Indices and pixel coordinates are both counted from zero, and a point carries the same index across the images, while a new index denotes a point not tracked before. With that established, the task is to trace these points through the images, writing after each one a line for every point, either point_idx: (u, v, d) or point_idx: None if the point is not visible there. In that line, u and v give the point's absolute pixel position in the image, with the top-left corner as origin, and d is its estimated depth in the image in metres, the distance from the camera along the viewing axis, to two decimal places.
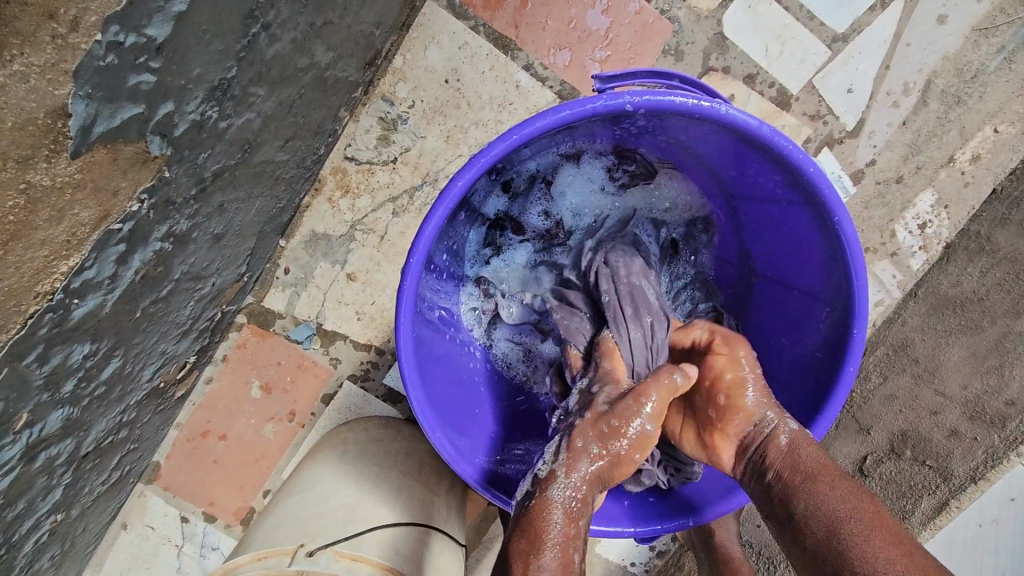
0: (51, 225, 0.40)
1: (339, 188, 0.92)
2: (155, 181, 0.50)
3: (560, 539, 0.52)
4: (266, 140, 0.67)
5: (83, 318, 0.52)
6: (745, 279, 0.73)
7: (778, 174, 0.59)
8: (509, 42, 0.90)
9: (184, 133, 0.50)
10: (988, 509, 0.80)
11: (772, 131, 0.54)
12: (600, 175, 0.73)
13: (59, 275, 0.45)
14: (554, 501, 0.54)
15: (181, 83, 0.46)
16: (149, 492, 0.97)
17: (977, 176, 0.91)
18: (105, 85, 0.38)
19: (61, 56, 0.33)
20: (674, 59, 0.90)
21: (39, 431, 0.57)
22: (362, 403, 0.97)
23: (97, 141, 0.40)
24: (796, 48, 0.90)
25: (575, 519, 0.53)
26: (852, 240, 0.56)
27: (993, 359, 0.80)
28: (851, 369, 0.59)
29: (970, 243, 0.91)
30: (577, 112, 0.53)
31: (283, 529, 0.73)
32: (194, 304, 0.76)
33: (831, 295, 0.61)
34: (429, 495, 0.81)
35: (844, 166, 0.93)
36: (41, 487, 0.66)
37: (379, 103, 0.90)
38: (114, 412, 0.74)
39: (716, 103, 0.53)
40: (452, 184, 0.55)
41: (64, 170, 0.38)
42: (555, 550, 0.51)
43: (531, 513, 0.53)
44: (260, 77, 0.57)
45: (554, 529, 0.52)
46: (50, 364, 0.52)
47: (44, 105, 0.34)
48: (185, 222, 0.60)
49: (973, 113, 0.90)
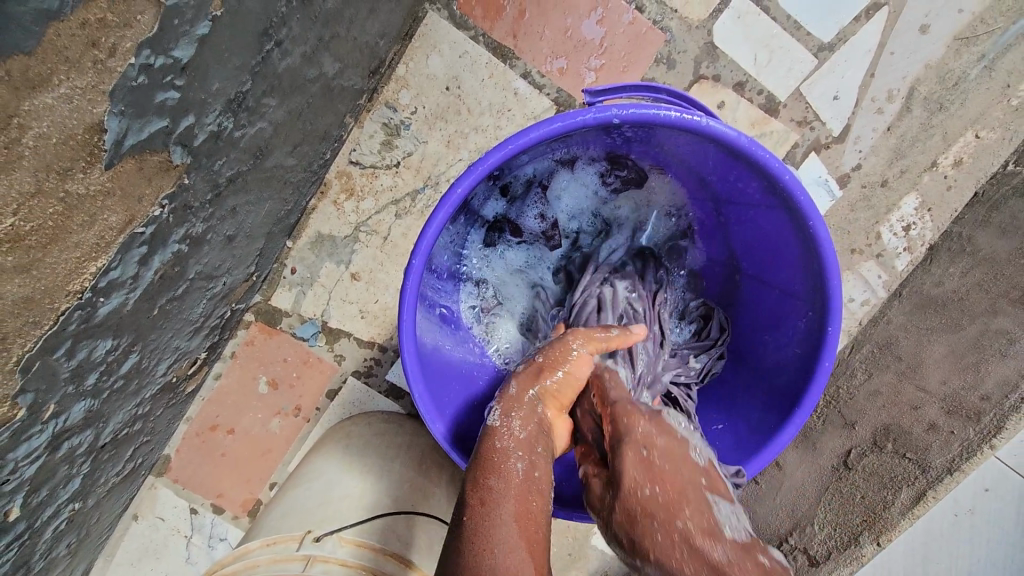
0: (84, 229, 0.44)
1: (344, 191, 0.95)
2: (175, 188, 0.53)
3: (510, 458, 0.59)
4: (276, 146, 0.70)
5: (106, 315, 0.56)
6: (731, 279, 0.76)
7: (757, 181, 0.62)
8: (507, 51, 0.93)
9: (203, 143, 0.54)
10: (963, 499, 0.84)
11: (750, 141, 0.57)
12: (593, 179, 0.76)
13: (88, 275, 0.48)
14: (497, 427, 0.62)
15: (202, 97, 0.49)
16: (160, 484, 1.01)
17: (959, 180, 0.95)
18: (137, 103, 0.42)
19: (100, 78, 0.37)
20: (667, 67, 0.93)
21: (63, 421, 0.61)
22: (366, 398, 1.00)
23: (127, 153, 0.44)
24: (785, 57, 0.93)
25: (522, 439, 0.61)
26: (827, 243, 0.60)
27: (971, 356, 0.83)
28: (827, 363, 0.63)
29: (952, 244, 0.95)
30: (567, 124, 0.56)
31: (291, 517, 0.77)
32: (206, 302, 0.80)
33: (808, 295, 0.64)
34: (430, 485, 0.85)
35: (831, 171, 0.96)
36: (62, 475, 0.70)
37: (383, 110, 0.93)
38: (131, 405, 0.77)
39: (697, 116, 0.56)
40: (451, 191, 0.59)
41: (97, 180, 0.42)
42: (511, 470, 0.59)
43: (485, 445, 0.61)
44: (272, 89, 0.61)
45: (501, 452, 0.60)
46: (76, 358, 0.56)
47: (83, 121, 0.38)
48: (201, 225, 0.63)
49: (955, 119, 0.94)
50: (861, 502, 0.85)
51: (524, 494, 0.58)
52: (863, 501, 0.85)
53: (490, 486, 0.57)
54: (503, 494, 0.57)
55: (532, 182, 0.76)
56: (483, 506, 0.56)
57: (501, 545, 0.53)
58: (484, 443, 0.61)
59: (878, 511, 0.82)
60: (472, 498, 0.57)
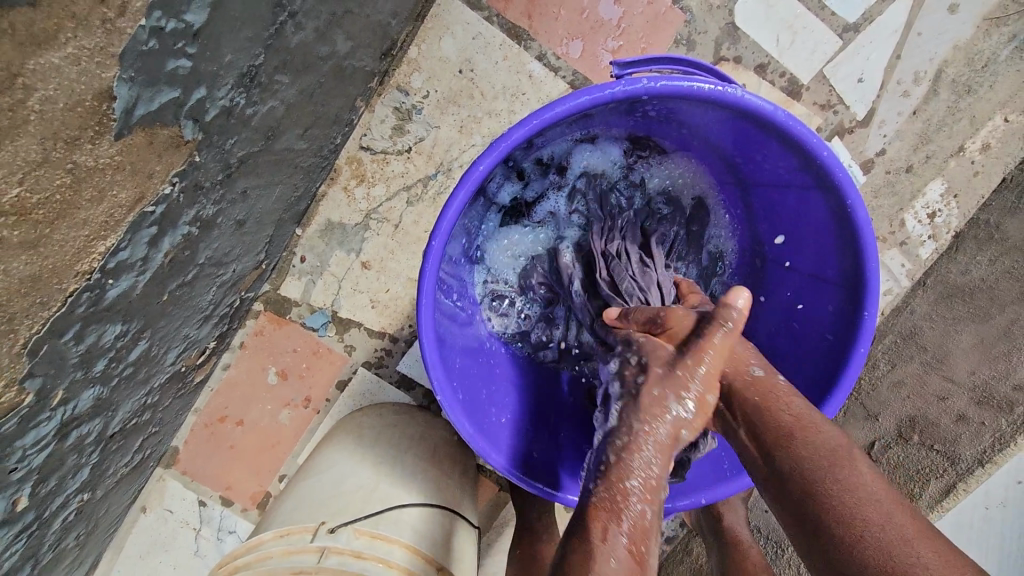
0: (92, 205, 0.42)
1: (355, 177, 0.93)
2: (186, 165, 0.51)
3: (649, 464, 0.50)
4: (288, 127, 0.68)
5: (116, 298, 0.54)
6: (755, 266, 0.74)
7: (791, 159, 0.60)
8: (522, 32, 0.91)
9: (214, 119, 0.52)
10: (995, 492, 0.82)
11: (787, 116, 0.55)
12: (613, 159, 0.74)
13: (97, 255, 0.46)
14: (644, 430, 0.51)
15: (214, 69, 0.47)
16: (168, 476, 1.00)
17: (987, 165, 0.92)
18: (147, 70, 0.39)
19: (110, 40, 0.35)
20: (686, 49, 0.91)
21: (71, 408, 0.59)
22: (376, 389, 0.99)
23: (137, 124, 0.42)
24: (808, 38, 0.91)
25: (660, 453, 0.51)
26: (864, 224, 0.58)
27: (1002, 346, 0.81)
28: (863, 349, 0.61)
29: (978, 232, 0.92)
30: (596, 98, 0.54)
31: (304, 508, 0.76)
32: (215, 290, 0.78)
33: (841, 278, 0.62)
34: (443, 477, 0.83)
35: (854, 156, 0.93)
36: (70, 465, 0.68)
37: (394, 94, 0.91)
38: (139, 394, 0.75)
39: (732, 89, 0.54)
40: (473, 168, 0.56)
41: (106, 152, 0.40)
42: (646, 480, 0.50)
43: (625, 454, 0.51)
44: (284, 65, 0.59)
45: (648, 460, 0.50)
46: (85, 343, 0.54)
47: (92, 87, 0.36)
48: (211, 207, 0.62)
49: (984, 102, 0.91)
50: None
51: (650, 507, 0.50)
52: None
53: (626, 488, 0.50)
54: (635, 502, 0.50)
55: (550, 164, 0.74)
56: (618, 518, 0.49)
57: (627, 524, 0.49)
58: (626, 440, 0.51)
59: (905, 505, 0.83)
60: (608, 484, 0.50)
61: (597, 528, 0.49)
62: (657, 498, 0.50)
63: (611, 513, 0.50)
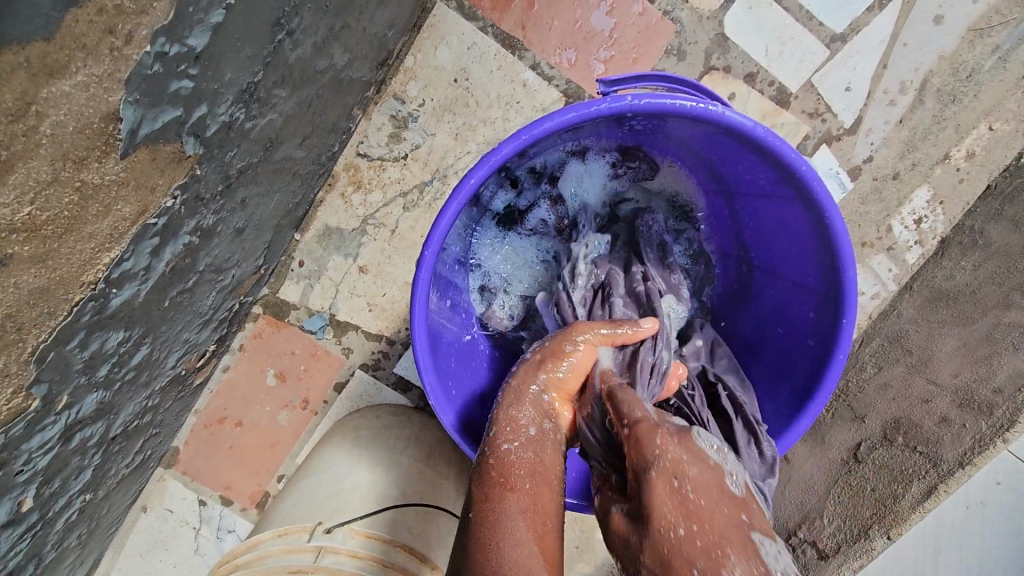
0: (98, 220, 0.44)
1: (352, 183, 0.95)
2: (187, 178, 0.53)
3: (520, 428, 0.59)
4: (286, 137, 0.70)
5: (119, 306, 0.56)
6: (743, 272, 0.76)
7: (772, 172, 0.62)
8: (517, 42, 0.93)
9: (215, 134, 0.53)
10: (975, 492, 0.85)
11: (767, 131, 0.57)
12: (603, 168, 0.76)
13: (102, 266, 0.48)
14: (514, 386, 0.62)
15: (215, 87, 0.49)
16: (169, 476, 1.02)
17: (971, 172, 0.94)
18: (151, 92, 0.41)
19: (117, 66, 0.37)
20: (677, 58, 0.92)
21: (75, 412, 0.61)
22: (373, 391, 1.00)
23: (141, 143, 0.43)
24: (796, 48, 0.93)
25: (529, 419, 0.59)
26: (842, 235, 0.60)
27: (984, 349, 0.82)
28: (841, 356, 0.63)
29: (963, 238, 0.94)
30: (582, 114, 0.56)
31: (302, 508, 0.78)
32: (215, 295, 0.80)
33: (821, 287, 0.64)
34: (439, 478, 0.85)
35: (841, 163, 0.95)
36: (73, 467, 0.70)
37: (391, 102, 0.93)
38: (140, 398, 0.77)
39: (714, 106, 0.56)
40: (464, 182, 0.58)
41: (111, 169, 0.41)
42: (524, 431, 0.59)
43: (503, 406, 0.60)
44: (283, 79, 0.60)
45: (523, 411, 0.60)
46: (88, 349, 0.56)
47: (99, 110, 0.37)
48: (211, 217, 0.63)
49: (969, 111, 0.93)
50: (870, 496, 0.85)
51: (533, 462, 0.57)
52: (873, 495, 0.84)
53: (506, 447, 0.57)
54: (517, 461, 0.57)
55: (542, 173, 0.76)
56: (502, 474, 0.56)
57: (512, 491, 0.55)
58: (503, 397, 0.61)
59: (887, 506, 0.81)
60: (489, 447, 0.57)
61: (481, 489, 0.55)
62: (535, 439, 0.59)
63: (497, 472, 0.56)
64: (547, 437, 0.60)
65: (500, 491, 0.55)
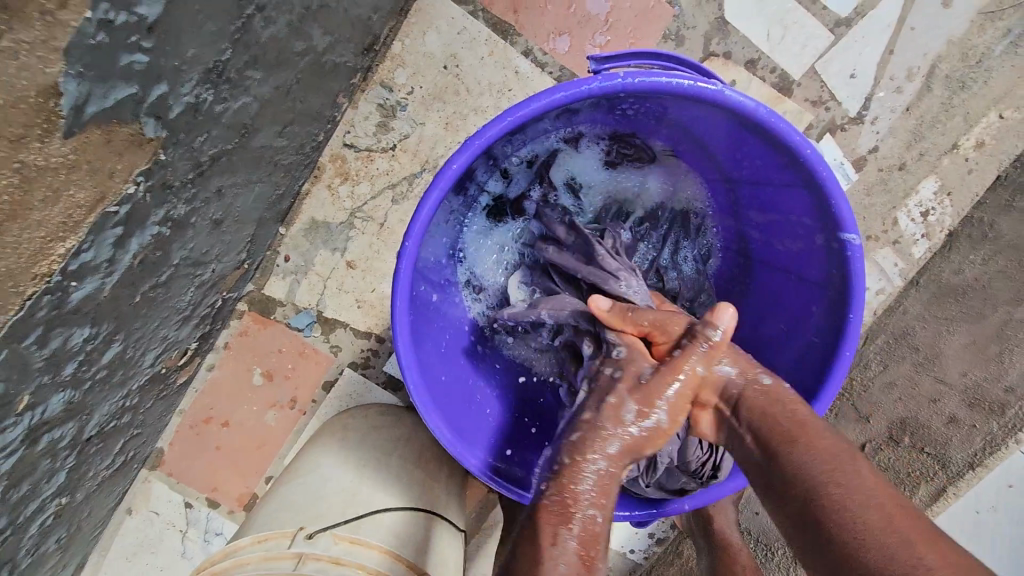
0: (46, 206, 0.40)
1: (339, 175, 0.92)
2: (151, 164, 0.50)
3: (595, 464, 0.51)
4: (263, 125, 0.67)
5: (81, 301, 0.53)
6: (744, 266, 0.72)
7: (775, 157, 0.58)
8: (508, 27, 0.89)
9: (180, 116, 0.50)
10: (985, 496, 0.80)
11: (769, 112, 0.54)
12: (596, 156, 0.72)
13: (56, 258, 0.45)
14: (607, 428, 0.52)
15: (175, 64, 0.46)
16: (153, 478, 0.99)
17: (980, 163, 0.90)
18: (98, 65, 0.38)
19: (51, 33, 0.33)
20: (675, 44, 0.89)
21: (40, 413, 0.58)
22: (363, 390, 0.97)
23: (90, 122, 0.40)
24: (799, 33, 0.89)
25: (613, 464, 0.52)
26: (849, 222, 0.57)
27: (994, 347, 0.80)
28: (848, 351, 0.60)
29: (972, 230, 0.90)
30: (571, 94, 0.52)
31: (283, 512, 0.74)
32: (194, 290, 0.76)
33: (827, 279, 0.61)
34: (429, 480, 0.81)
35: (847, 153, 0.92)
36: (44, 470, 0.67)
37: (378, 90, 0.89)
38: (116, 397, 0.74)
39: (713, 85, 0.53)
40: (446, 167, 0.55)
41: (57, 150, 0.38)
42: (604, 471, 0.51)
43: (584, 438, 0.52)
44: (255, 60, 0.57)
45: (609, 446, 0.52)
46: (50, 346, 0.53)
47: (34, 83, 0.34)
48: (183, 207, 0.60)
49: (978, 98, 0.89)
50: None
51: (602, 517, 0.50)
52: None
53: (576, 488, 0.50)
54: (584, 506, 0.50)
55: (533, 162, 0.72)
56: (570, 517, 0.49)
57: (573, 536, 0.49)
58: (584, 431, 0.53)
59: None
60: (563, 484, 0.51)
61: (549, 529, 0.49)
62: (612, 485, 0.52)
63: (564, 514, 0.50)
64: (615, 477, 0.52)
65: (567, 532, 0.49)
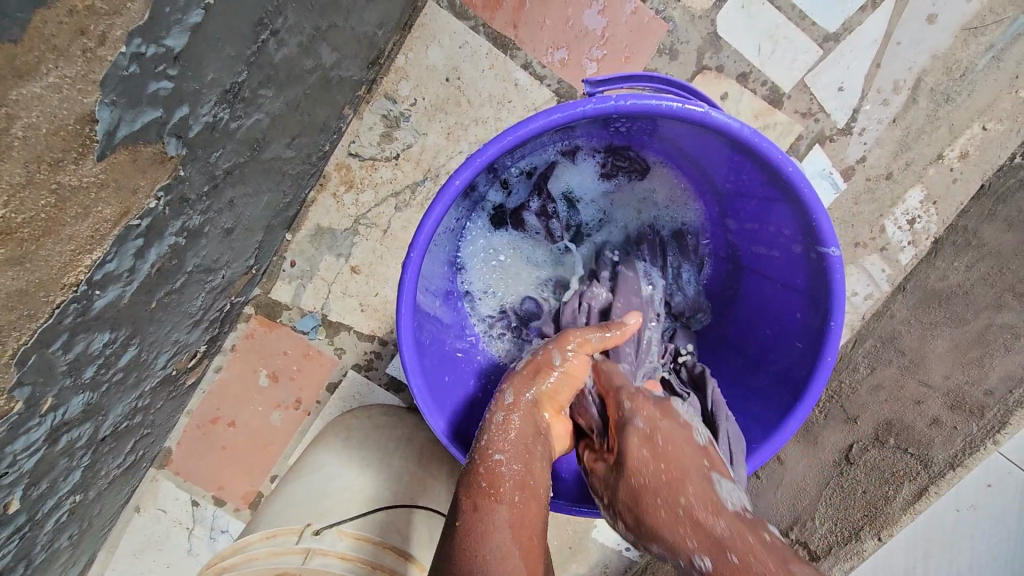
0: (78, 221, 0.43)
1: (344, 183, 0.95)
2: (170, 180, 0.53)
3: (509, 434, 0.61)
4: (274, 138, 0.70)
5: (103, 308, 0.56)
6: (733, 274, 0.75)
7: (760, 173, 0.62)
8: (508, 41, 0.92)
9: (198, 134, 0.53)
10: (965, 494, 0.84)
11: (753, 132, 0.57)
12: (593, 169, 0.75)
13: (83, 268, 0.48)
14: (508, 399, 0.63)
15: (196, 88, 0.49)
16: (162, 476, 1.01)
17: (965, 173, 0.93)
18: (129, 93, 0.41)
19: (90, 67, 0.37)
20: (670, 58, 0.92)
21: (61, 414, 0.61)
22: (366, 391, 1.00)
23: (119, 144, 0.43)
24: (789, 48, 0.92)
25: (521, 433, 0.61)
26: (829, 236, 0.60)
27: (975, 351, 0.83)
28: (830, 358, 0.63)
29: (957, 238, 0.93)
30: (566, 115, 0.56)
31: (291, 509, 0.77)
32: (205, 296, 0.79)
33: (810, 288, 0.64)
34: (430, 479, 0.84)
35: (835, 163, 0.95)
36: (62, 468, 0.70)
37: (382, 101, 0.92)
38: (130, 399, 0.77)
39: (700, 107, 0.56)
40: (449, 183, 0.58)
41: (90, 171, 0.41)
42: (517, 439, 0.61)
43: (495, 414, 0.62)
44: (268, 79, 0.60)
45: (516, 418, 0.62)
46: (73, 351, 0.55)
47: (73, 112, 0.37)
48: (198, 217, 0.63)
49: (962, 111, 0.92)
50: (861, 498, 0.85)
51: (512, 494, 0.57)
52: (864, 497, 0.85)
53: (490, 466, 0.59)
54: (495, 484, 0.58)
55: (532, 174, 0.75)
56: (492, 490, 0.57)
57: (502, 501, 0.56)
58: (495, 406, 0.63)
59: (878, 508, 0.82)
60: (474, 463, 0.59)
61: (470, 500, 0.57)
62: (532, 453, 0.61)
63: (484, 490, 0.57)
64: (530, 446, 0.61)
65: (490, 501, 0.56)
